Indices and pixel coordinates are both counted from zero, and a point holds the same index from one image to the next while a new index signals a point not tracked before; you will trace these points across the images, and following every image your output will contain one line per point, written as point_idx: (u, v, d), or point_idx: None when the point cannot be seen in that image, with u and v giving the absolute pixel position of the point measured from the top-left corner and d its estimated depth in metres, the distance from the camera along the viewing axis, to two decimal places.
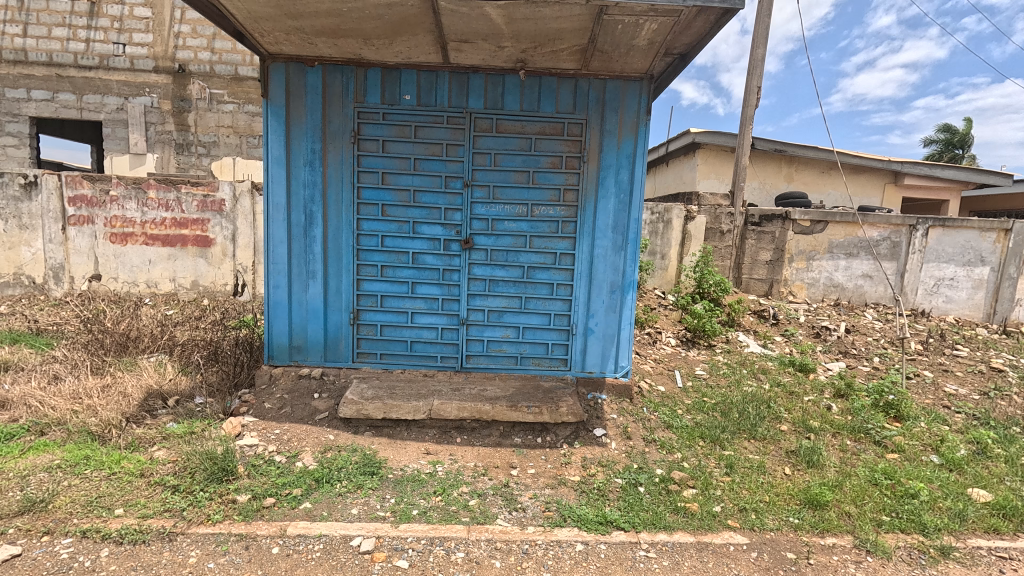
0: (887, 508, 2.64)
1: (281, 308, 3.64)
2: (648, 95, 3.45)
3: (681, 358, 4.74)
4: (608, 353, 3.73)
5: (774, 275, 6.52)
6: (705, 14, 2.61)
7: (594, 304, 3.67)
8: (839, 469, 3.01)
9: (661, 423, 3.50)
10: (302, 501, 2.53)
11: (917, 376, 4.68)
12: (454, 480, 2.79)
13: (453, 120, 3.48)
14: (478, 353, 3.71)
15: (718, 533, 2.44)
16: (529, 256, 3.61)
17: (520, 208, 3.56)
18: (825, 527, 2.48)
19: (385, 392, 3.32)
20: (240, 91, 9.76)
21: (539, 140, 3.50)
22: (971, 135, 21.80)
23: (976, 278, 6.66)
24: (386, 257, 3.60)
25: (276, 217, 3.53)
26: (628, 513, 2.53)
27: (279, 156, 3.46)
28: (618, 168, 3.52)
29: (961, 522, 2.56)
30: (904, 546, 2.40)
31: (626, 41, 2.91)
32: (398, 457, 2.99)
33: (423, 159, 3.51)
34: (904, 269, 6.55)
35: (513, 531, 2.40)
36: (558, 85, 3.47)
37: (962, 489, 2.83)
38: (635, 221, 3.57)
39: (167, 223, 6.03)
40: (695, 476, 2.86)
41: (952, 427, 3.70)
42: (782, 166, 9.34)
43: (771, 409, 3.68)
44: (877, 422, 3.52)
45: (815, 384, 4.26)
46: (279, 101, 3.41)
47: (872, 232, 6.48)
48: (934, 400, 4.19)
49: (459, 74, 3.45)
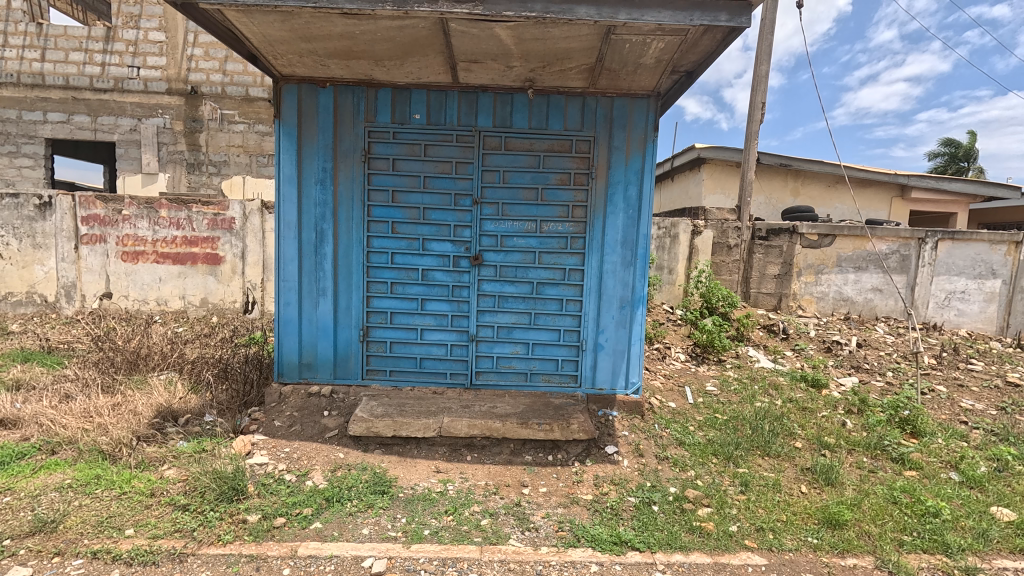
0: (909, 527, 2.58)
1: (290, 325, 3.65)
2: (655, 111, 3.47)
3: (691, 373, 4.72)
4: (619, 368, 3.71)
5: (783, 289, 6.51)
6: (712, 32, 2.63)
7: (604, 319, 3.67)
8: (857, 487, 2.95)
9: (673, 440, 3.45)
10: (313, 520, 2.50)
11: (932, 391, 4.61)
12: (465, 499, 2.76)
13: (463, 139, 3.52)
14: (488, 370, 3.70)
15: (735, 553, 2.39)
16: (538, 272, 3.62)
17: (529, 225, 3.58)
18: (845, 548, 2.43)
19: (395, 410, 3.31)
20: (251, 111, 9.90)
21: (547, 157, 3.53)
22: (977, 148, 21.80)
23: (987, 291, 6.60)
24: (396, 274, 3.62)
25: (287, 234, 3.56)
26: (643, 533, 2.49)
27: (291, 174, 3.50)
28: (627, 184, 3.54)
29: (985, 542, 2.49)
30: (928, 567, 2.34)
31: (633, 59, 2.95)
32: (409, 475, 2.97)
33: (433, 177, 3.55)
34: (914, 282, 6.50)
35: (526, 551, 2.36)
36: (566, 103, 3.51)
37: (985, 508, 2.77)
38: (644, 235, 3.57)
39: (178, 241, 6.10)
40: (709, 495, 2.81)
41: (970, 443, 3.63)
42: (788, 179, 9.36)
43: (784, 426, 3.62)
44: (893, 439, 3.46)
45: (828, 400, 4.20)
46: (290, 122, 3.46)
47: (880, 246, 6.45)
48: (950, 415, 4.13)
49: (469, 93, 3.49)
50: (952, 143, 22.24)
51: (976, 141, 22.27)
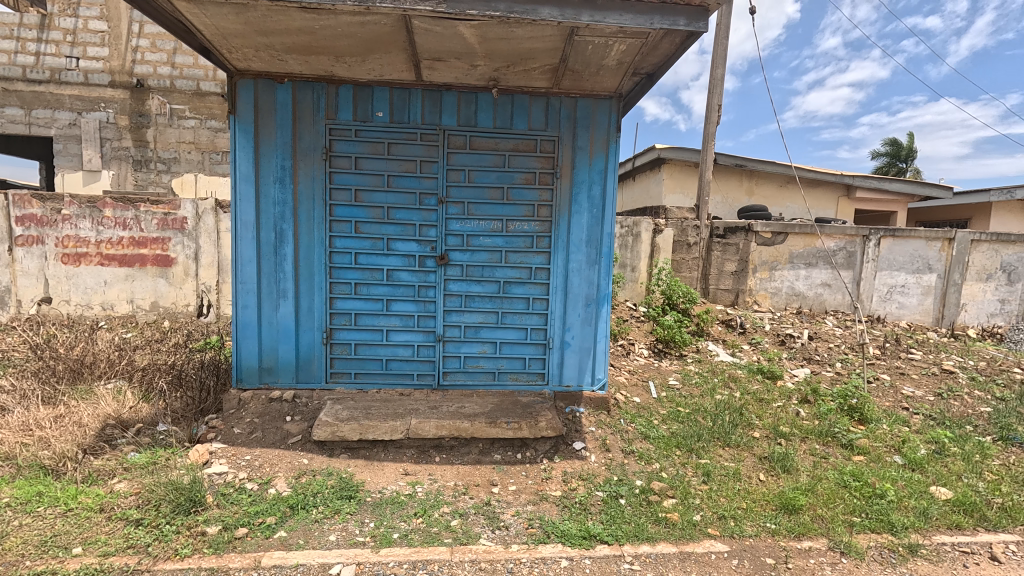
0: (858, 509, 2.73)
1: (249, 328, 3.52)
2: (618, 112, 3.53)
3: (655, 368, 4.83)
4: (585, 365, 3.77)
5: (739, 286, 6.75)
6: (672, 36, 2.70)
7: (570, 317, 3.71)
8: (811, 473, 3.10)
9: (638, 434, 3.53)
10: (276, 529, 2.43)
11: (877, 379, 4.89)
12: (434, 500, 2.74)
13: (427, 137, 3.48)
14: (455, 370, 3.68)
15: (699, 542, 2.46)
16: (505, 271, 3.63)
17: (495, 224, 3.58)
18: (801, 531, 2.54)
19: (360, 413, 3.25)
20: (202, 107, 9.48)
21: (513, 157, 3.54)
22: (916, 149, 23.17)
23: (924, 285, 7.04)
24: (360, 274, 3.55)
25: (244, 234, 3.43)
26: (611, 526, 2.54)
27: (247, 173, 3.38)
28: (591, 183, 3.59)
29: (926, 520, 2.66)
30: (876, 546, 2.48)
31: (596, 61, 2.99)
32: (376, 479, 2.92)
33: (397, 176, 3.50)
34: (860, 277, 6.87)
35: (497, 549, 2.36)
36: (531, 103, 3.53)
37: (926, 488, 2.96)
38: (608, 234, 3.64)
39: (125, 242, 5.78)
40: (673, 486, 2.90)
41: (911, 428, 3.87)
42: (743, 179, 9.71)
43: (743, 417, 3.76)
44: (842, 426, 3.66)
45: (783, 391, 4.39)
46: (246, 118, 3.34)
47: (828, 243, 6.78)
48: (894, 402, 4.39)
49: (433, 92, 3.46)
50: (893, 144, 23.57)
51: (914, 143, 23.68)
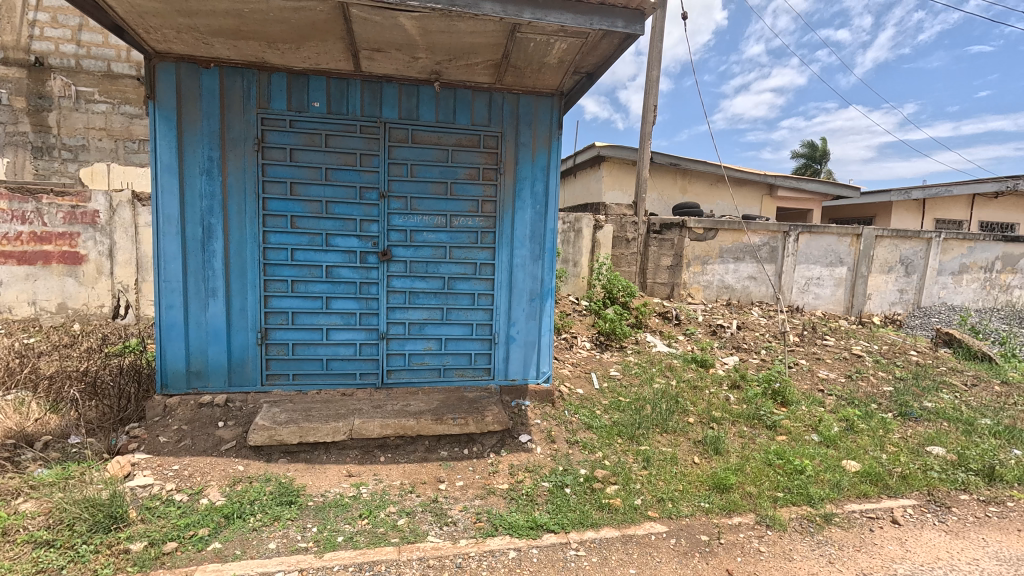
0: (781, 484, 2.95)
1: (175, 330, 3.29)
2: (559, 110, 3.59)
3: (597, 360, 4.98)
4: (530, 359, 3.83)
5: (674, 279, 7.07)
6: (610, 37, 2.78)
7: (515, 312, 3.75)
8: (739, 453, 3.32)
9: (582, 425, 3.63)
10: (210, 541, 2.30)
11: (797, 364, 5.29)
12: (380, 500, 2.69)
13: (367, 130, 3.39)
14: (400, 368, 3.63)
15: (640, 524, 2.57)
16: (449, 267, 3.61)
17: (439, 219, 3.55)
18: (732, 508, 2.72)
19: (300, 415, 3.13)
20: (114, 90, 8.70)
21: (456, 152, 3.52)
22: (829, 152, 25.12)
23: (837, 277, 7.68)
24: (297, 271, 3.41)
25: (168, 230, 3.20)
26: (557, 515, 2.60)
27: (170, 163, 3.15)
28: (534, 179, 3.63)
29: (839, 491, 2.93)
30: (796, 517, 2.69)
31: (538, 58, 3.03)
32: (318, 483, 2.83)
33: (336, 169, 3.38)
34: (781, 270, 7.39)
35: (445, 546, 2.36)
36: (473, 98, 3.51)
37: (838, 462, 3.25)
38: (551, 230, 3.71)
39: (24, 238, 5.23)
40: (616, 473, 3.01)
41: (826, 407, 4.22)
42: (677, 178, 10.16)
43: (679, 404, 3.96)
44: (767, 409, 3.94)
45: (714, 378, 4.66)
46: (167, 104, 3.11)
47: (754, 238, 7.24)
48: (811, 385, 4.77)
49: (372, 83, 3.37)
50: (810, 146, 25.43)
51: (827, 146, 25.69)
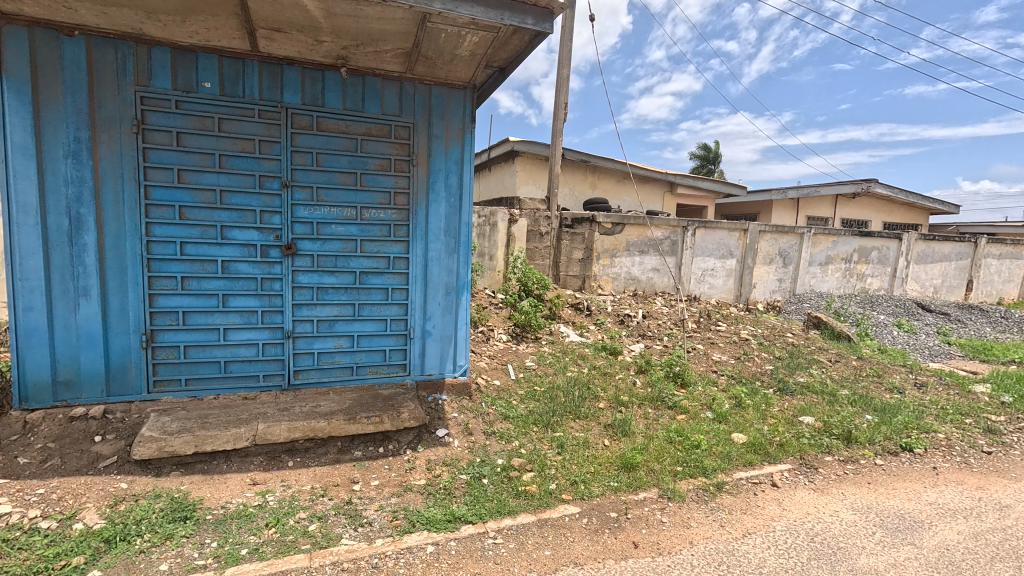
0: (680, 459, 3.21)
1: (36, 335, 2.88)
2: (472, 103, 3.59)
3: (513, 352, 5.07)
4: (446, 353, 3.81)
5: (586, 272, 7.37)
6: (521, 33, 2.82)
7: (430, 306, 3.71)
8: (644, 433, 3.56)
9: (498, 416, 3.69)
10: (87, 570, 2.05)
11: (694, 349, 5.75)
12: (288, 507, 2.55)
13: (266, 115, 3.16)
14: (308, 367, 3.45)
15: (555, 508, 2.68)
16: (361, 261, 3.48)
17: (348, 211, 3.41)
18: (637, 485, 2.92)
19: (195, 423, 2.88)
20: None
21: (365, 142, 3.40)
22: (721, 154, 27.42)
23: (728, 268, 8.43)
24: (188, 267, 3.11)
25: (23, 220, 2.78)
26: (475, 506, 2.63)
27: (24, 144, 2.74)
28: (448, 172, 3.61)
29: (729, 461, 3.24)
30: (694, 488, 2.95)
31: (449, 50, 3.00)
32: (217, 494, 2.63)
33: (231, 156, 3.12)
34: (681, 262, 7.97)
35: (360, 547, 2.29)
36: (383, 87, 3.41)
37: (728, 435, 3.59)
38: (466, 223, 3.71)
39: None
40: (531, 460, 3.10)
41: (718, 387, 4.65)
42: (587, 174, 10.56)
43: (590, 390, 4.16)
44: (668, 391, 4.26)
45: (623, 364, 4.94)
46: (19, 75, 2.69)
47: (657, 233, 7.74)
48: (706, 366, 5.22)
49: (271, 65, 3.15)
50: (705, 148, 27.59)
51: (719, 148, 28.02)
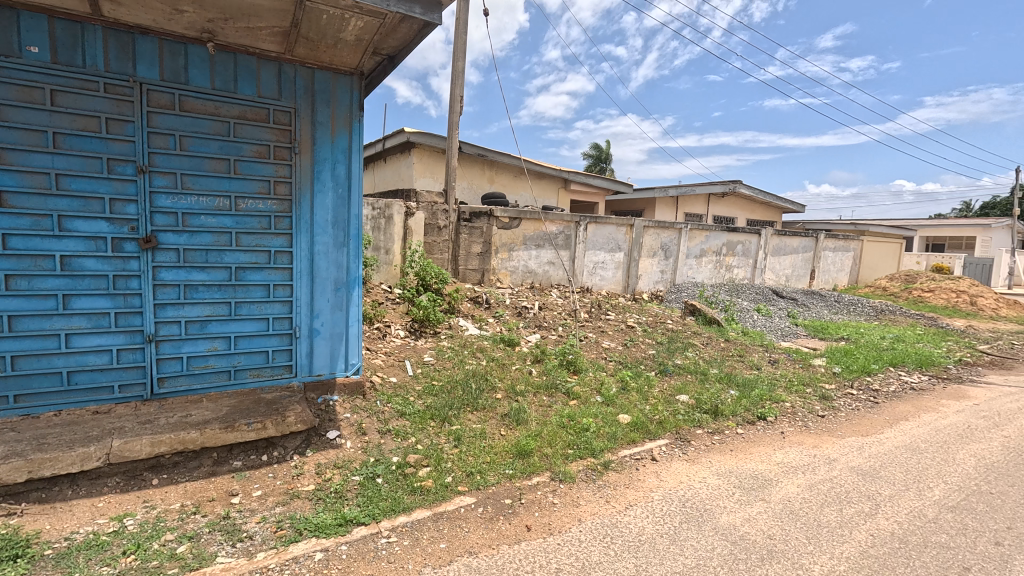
0: (571, 442, 3.38)
1: None
2: (359, 91, 3.45)
3: (410, 348, 4.98)
4: (337, 352, 3.64)
5: (484, 265, 7.44)
6: (409, 22, 2.76)
7: (318, 303, 3.52)
8: (538, 420, 3.70)
9: (394, 413, 3.61)
10: None
11: (586, 337, 6.08)
12: (152, 530, 2.29)
13: (114, 89, 2.78)
14: (176, 374, 3.11)
15: (450, 500, 2.69)
16: (236, 256, 3.20)
17: (220, 201, 3.11)
18: (531, 470, 3.03)
19: (28, 446, 2.47)
20: None
21: (238, 125, 3.12)
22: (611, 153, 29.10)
23: (616, 261, 8.99)
24: (13, 264, 2.65)
25: None
26: (368, 507, 2.56)
27: None
28: (334, 162, 3.43)
29: (615, 441, 3.48)
30: (583, 468, 3.12)
31: (333, 33, 2.85)
32: (60, 525, 2.28)
33: (69, 134, 2.70)
34: (574, 255, 8.35)
35: (239, 564, 2.13)
36: (258, 67, 3.15)
37: (615, 417, 3.86)
38: (356, 216, 3.56)
39: None
40: (428, 455, 3.08)
41: (607, 372, 4.97)
42: (485, 168, 10.64)
43: (488, 382, 4.23)
44: (561, 378, 4.46)
45: (519, 355, 5.08)
46: None
47: (552, 227, 8.02)
48: (597, 353, 5.55)
49: (119, 33, 2.77)
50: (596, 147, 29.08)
51: None
